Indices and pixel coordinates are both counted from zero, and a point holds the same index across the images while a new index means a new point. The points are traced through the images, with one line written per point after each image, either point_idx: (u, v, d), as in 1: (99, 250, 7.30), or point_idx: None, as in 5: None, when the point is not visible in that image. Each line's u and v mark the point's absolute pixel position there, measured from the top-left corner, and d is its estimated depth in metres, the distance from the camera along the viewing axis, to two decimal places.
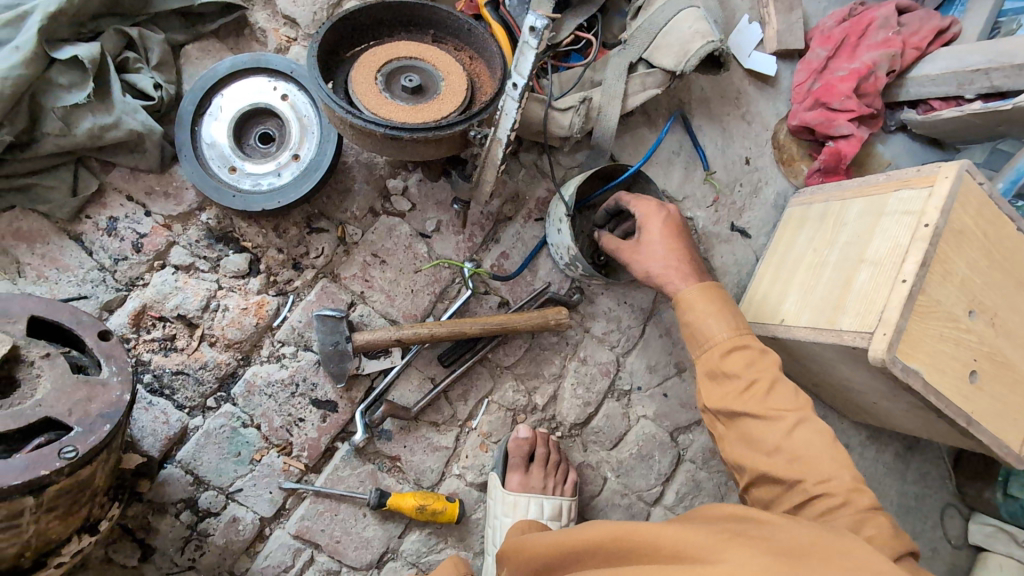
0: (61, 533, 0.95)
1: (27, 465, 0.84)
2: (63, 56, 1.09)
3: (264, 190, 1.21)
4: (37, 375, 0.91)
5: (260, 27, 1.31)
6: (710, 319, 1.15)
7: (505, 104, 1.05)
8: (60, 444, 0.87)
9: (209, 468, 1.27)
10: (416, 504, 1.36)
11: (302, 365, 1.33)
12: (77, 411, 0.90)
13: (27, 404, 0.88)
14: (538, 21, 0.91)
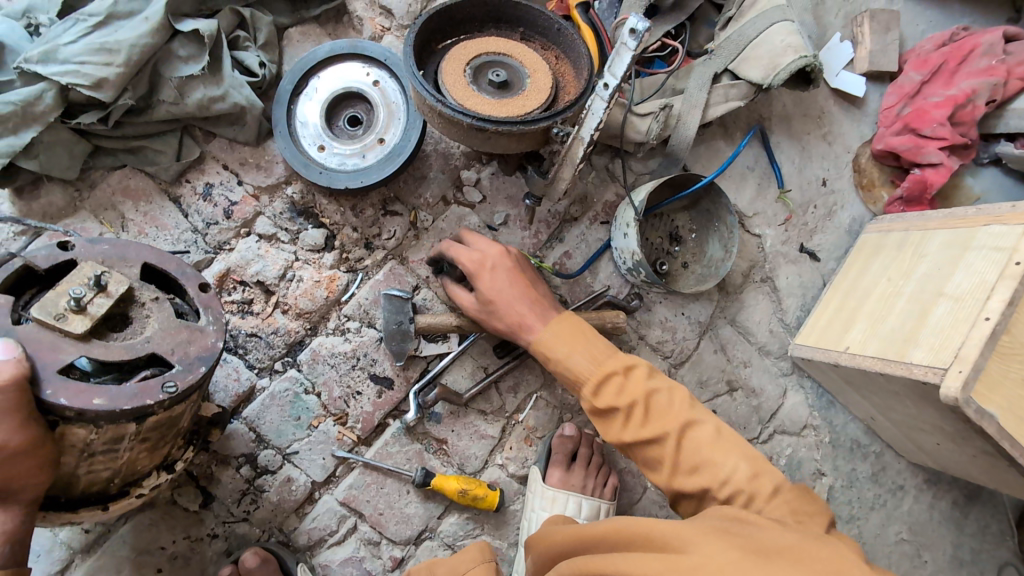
0: (145, 466, 1.01)
1: (136, 394, 0.86)
2: (184, 30, 1.18)
3: (348, 170, 1.27)
4: (147, 316, 0.94)
5: (358, 15, 1.37)
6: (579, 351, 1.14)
7: (592, 104, 1.07)
8: (165, 379, 0.89)
9: (271, 428, 1.34)
10: (459, 488, 1.39)
11: (365, 341, 1.39)
12: (178, 351, 0.92)
13: (138, 339, 0.91)
14: (640, 23, 0.92)
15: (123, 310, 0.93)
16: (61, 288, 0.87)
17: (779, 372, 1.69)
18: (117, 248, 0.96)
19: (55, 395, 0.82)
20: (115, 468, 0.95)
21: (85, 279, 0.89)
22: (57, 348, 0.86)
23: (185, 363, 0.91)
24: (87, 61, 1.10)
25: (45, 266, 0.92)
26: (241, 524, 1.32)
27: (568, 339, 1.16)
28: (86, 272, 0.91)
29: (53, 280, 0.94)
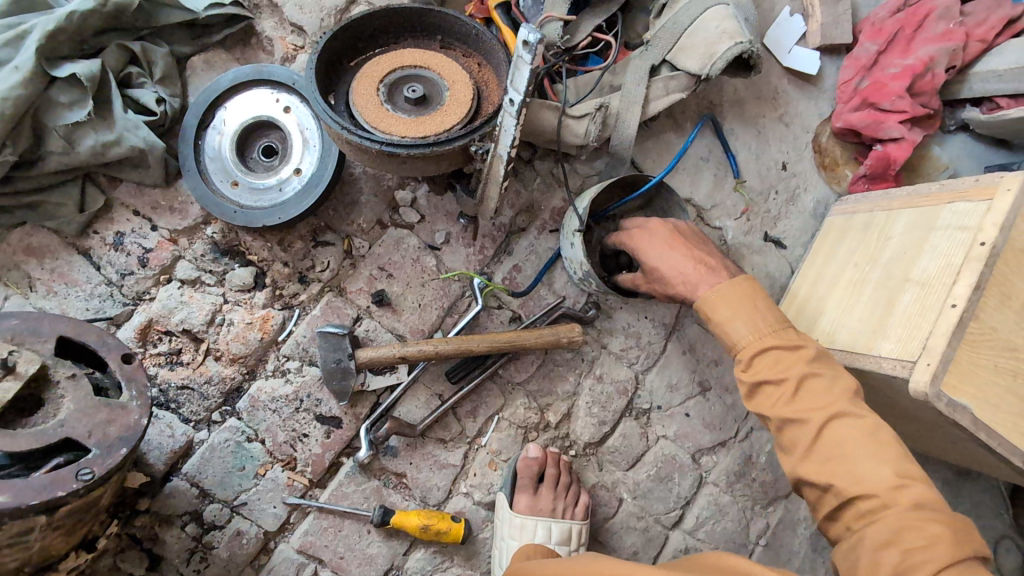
0: (63, 548, 0.99)
1: (47, 484, 0.86)
2: (63, 75, 1.09)
3: (266, 205, 1.19)
4: (61, 395, 0.93)
5: (267, 36, 1.28)
6: (674, 267, 1.15)
7: (503, 120, 0.99)
8: (77, 466, 0.88)
9: (214, 481, 1.28)
10: (420, 522, 1.33)
11: (306, 380, 1.31)
12: (96, 433, 0.92)
13: (51, 423, 0.91)
14: (531, 34, 0.86)
15: (36, 391, 0.93)
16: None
17: None
18: (29, 324, 0.95)
19: None
20: (27, 554, 0.94)
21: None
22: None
23: (103, 448, 0.91)
24: None
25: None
26: None
27: (727, 295, 1.08)
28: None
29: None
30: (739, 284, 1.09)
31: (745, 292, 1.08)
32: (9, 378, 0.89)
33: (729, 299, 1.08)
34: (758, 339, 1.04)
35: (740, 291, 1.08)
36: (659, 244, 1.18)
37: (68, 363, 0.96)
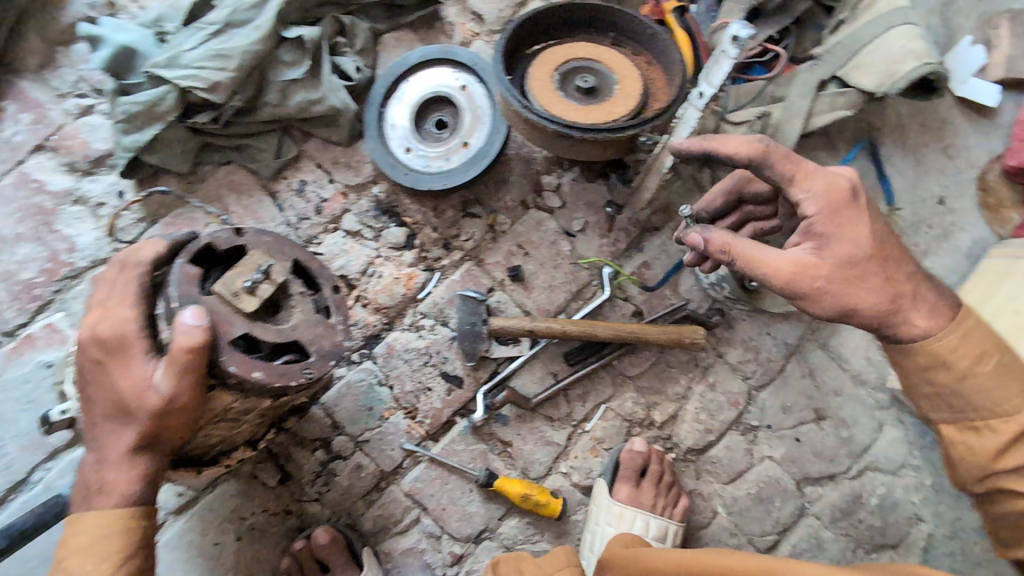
0: (243, 436, 1.14)
1: (283, 372, 1.01)
2: (291, 36, 1.25)
3: (432, 172, 1.29)
4: (293, 306, 1.08)
5: (451, 21, 1.40)
6: (871, 266, 0.93)
7: (685, 111, 1.09)
8: (303, 365, 1.04)
9: (346, 415, 1.40)
10: (524, 492, 1.40)
11: (438, 339, 1.41)
12: (316, 343, 1.07)
13: (285, 325, 1.06)
14: (743, 29, 0.95)
15: (275, 298, 1.07)
16: (239, 269, 1.02)
17: (874, 403, 1.55)
18: (276, 242, 1.11)
19: (229, 362, 0.95)
20: (223, 434, 1.08)
21: (256, 266, 1.05)
22: (227, 320, 0.99)
23: (322, 356, 1.06)
24: (205, 67, 1.14)
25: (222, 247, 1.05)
26: (311, 504, 1.40)
27: (952, 342, 0.91)
28: (255, 259, 1.06)
29: (217, 260, 1.07)
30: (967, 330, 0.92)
31: (985, 344, 0.91)
32: (265, 282, 1.04)
33: (965, 344, 0.91)
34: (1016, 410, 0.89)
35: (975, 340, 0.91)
36: (863, 216, 0.94)
37: (297, 282, 1.11)
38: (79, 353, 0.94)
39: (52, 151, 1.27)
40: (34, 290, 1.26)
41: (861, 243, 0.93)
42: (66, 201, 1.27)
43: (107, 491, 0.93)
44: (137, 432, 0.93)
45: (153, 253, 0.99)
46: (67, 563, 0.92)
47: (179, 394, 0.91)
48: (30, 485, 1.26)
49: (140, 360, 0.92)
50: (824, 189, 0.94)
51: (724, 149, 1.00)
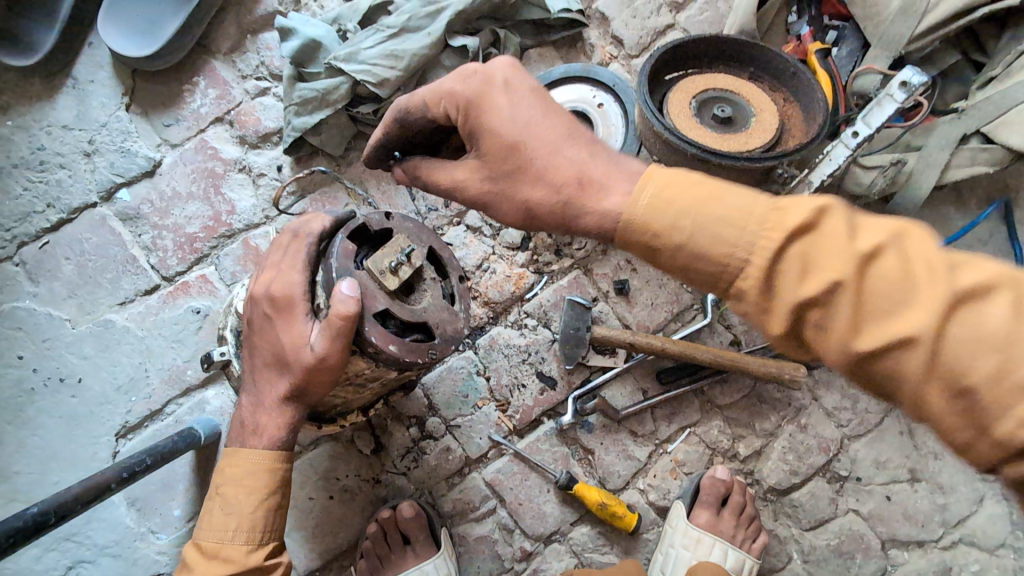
0: (360, 403, 1.26)
1: (414, 348, 1.07)
2: (453, 45, 1.30)
3: None
4: (424, 290, 1.15)
5: (592, 43, 1.48)
6: (719, 220, 0.70)
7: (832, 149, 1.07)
8: (430, 345, 1.10)
9: (443, 399, 1.48)
10: (601, 501, 1.42)
11: (538, 339, 1.48)
12: (442, 327, 1.13)
13: (418, 307, 1.12)
14: (918, 75, 0.96)
15: (411, 280, 1.14)
16: (387, 250, 1.09)
17: (975, 474, 1.48)
18: (417, 228, 1.18)
19: (371, 332, 1.04)
20: (346, 399, 1.21)
21: (400, 248, 1.10)
22: (373, 295, 1.07)
23: (447, 340, 1.12)
24: (378, 63, 1.26)
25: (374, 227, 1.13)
26: (399, 477, 1.48)
27: (845, 316, 0.66)
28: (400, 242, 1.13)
29: (368, 238, 1.15)
30: (851, 306, 0.66)
31: (915, 324, 0.63)
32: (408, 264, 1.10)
33: (965, 354, 0.61)
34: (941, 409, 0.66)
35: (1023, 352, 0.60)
36: (603, 153, 0.81)
37: (430, 267, 1.17)
38: (254, 308, 1.11)
39: (229, 124, 1.43)
40: (196, 243, 1.41)
41: (607, 199, 0.77)
42: (233, 168, 1.43)
43: (259, 432, 1.10)
44: (290, 382, 1.09)
45: (320, 227, 1.11)
46: (223, 493, 1.07)
47: (328, 356, 1.04)
48: (166, 415, 1.41)
49: (301, 322, 1.07)
50: (597, 156, 0.79)
51: (455, 88, 0.85)
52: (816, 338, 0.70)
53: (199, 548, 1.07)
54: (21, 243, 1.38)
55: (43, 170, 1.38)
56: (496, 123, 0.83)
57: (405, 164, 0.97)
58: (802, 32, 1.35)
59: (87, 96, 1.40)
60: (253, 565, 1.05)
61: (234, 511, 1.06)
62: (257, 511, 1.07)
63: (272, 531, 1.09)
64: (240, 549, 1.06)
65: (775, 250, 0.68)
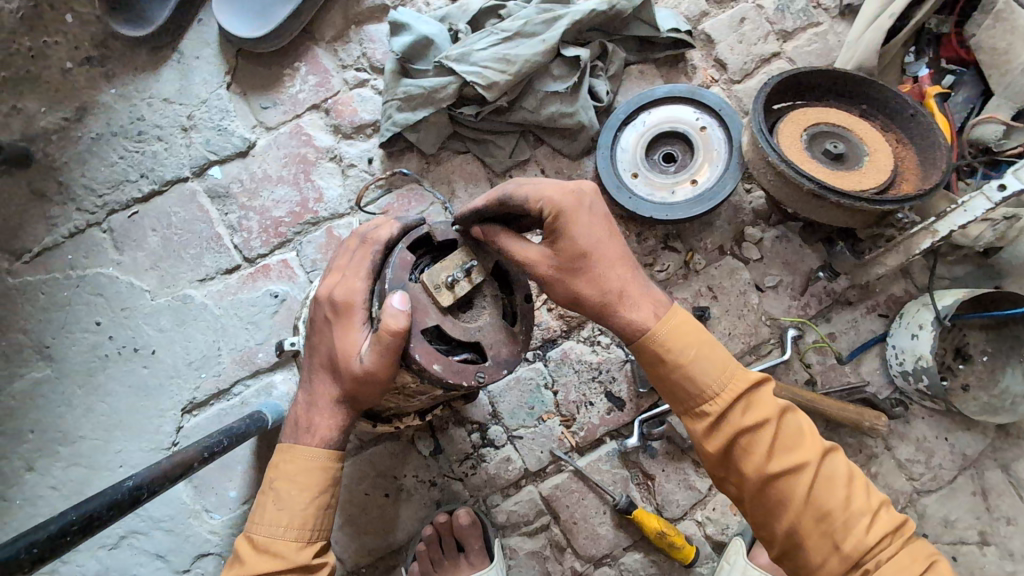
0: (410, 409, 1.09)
1: (457, 370, 0.86)
2: (566, 55, 1.32)
3: (655, 201, 1.34)
4: (484, 306, 0.94)
5: (694, 64, 1.45)
6: (707, 362, 0.90)
7: (971, 199, 1.06)
8: (479, 368, 0.87)
9: (507, 408, 1.47)
10: (659, 531, 1.38)
11: (610, 358, 1.47)
12: (496, 347, 0.90)
13: (471, 324, 0.91)
14: None
15: (470, 295, 0.94)
16: (446, 262, 0.90)
17: None
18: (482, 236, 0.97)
19: (415, 349, 0.84)
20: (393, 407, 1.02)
21: (460, 261, 0.91)
22: (423, 310, 0.88)
23: (500, 363, 0.89)
24: (488, 67, 1.26)
25: (438, 239, 0.94)
26: (455, 482, 1.45)
27: (765, 443, 0.87)
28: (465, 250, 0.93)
29: (432, 250, 0.96)
30: (772, 440, 0.87)
31: (803, 455, 0.87)
32: (468, 282, 0.90)
33: (833, 493, 0.86)
34: (834, 512, 0.85)
35: (853, 515, 0.85)
36: (648, 284, 0.94)
37: (492, 284, 0.96)
38: (314, 308, 0.92)
39: (325, 112, 1.43)
40: (280, 227, 1.41)
41: (637, 313, 0.91)
42: (324, 157, 1.42)
43: (311, 430, 0.88)
44: (339, 391, 0.89)
45: (391, 234, 0.91)
46: (275, 484, 0.86)
47: (376, 372, 0.84)
48: (232, 395, 1.40)
49: (357, 329, 0.87)
50: (643, 283, 0.93)
51: (556, 197, 0.89)
52: (736, 459, 0.89)
53: (249, 540, 0.84)
54: (112, 210, 1.39)
55: (140, 140, 1.40)
56: (579, 234, 0.90)
57: (484, 229, 0.92)
58: (919, 74, 1.33)
59: (190, 72, 1.42)
60: (302, 565, 0.83)
61: (286, 506, 0.84)
62: (309, 509, 0.86)
63: (323, 530, 0.87)
64: (290, 545, 0.83)
65: (737, 393, 0.88)
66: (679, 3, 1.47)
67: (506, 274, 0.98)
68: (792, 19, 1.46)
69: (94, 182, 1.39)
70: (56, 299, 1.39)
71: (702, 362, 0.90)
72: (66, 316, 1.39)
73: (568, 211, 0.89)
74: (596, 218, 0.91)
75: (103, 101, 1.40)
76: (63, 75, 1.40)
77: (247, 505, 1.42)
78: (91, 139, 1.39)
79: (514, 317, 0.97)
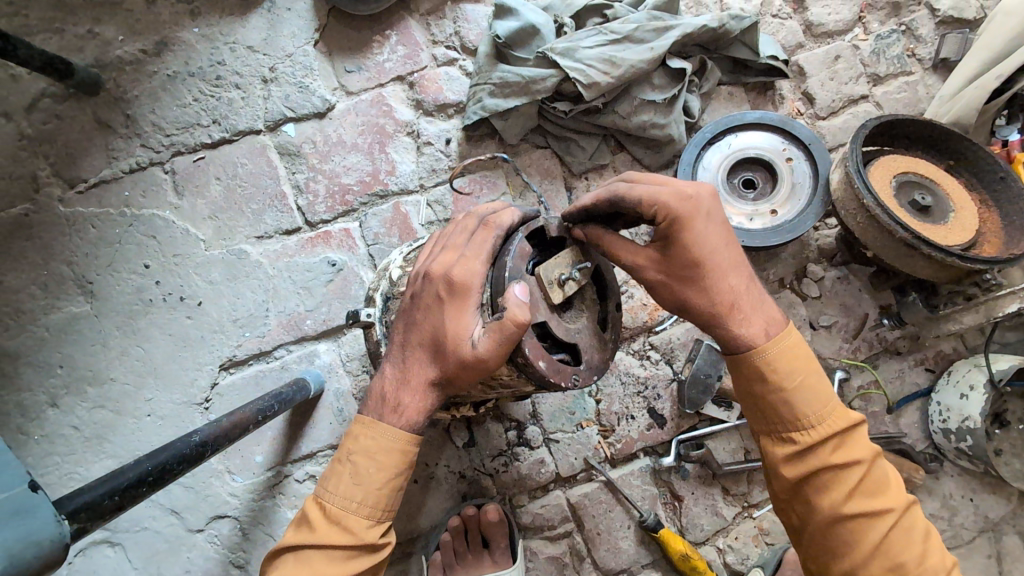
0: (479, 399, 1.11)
1: (558, 369, 0.88)
2: (671, 66, 1.31)
3: (732, 224, 1.33)
4: (580, 310, 0.96)
5: (782, 94, 1.45)
6: (808, 392, 0.88)
7: None
8: (576, 370, 0.90)
9: (548, 409, 1.45)
10: (682, 553, 1.37)
11: (657, 374, 1.46)
12: (589, 353, 0.93)
13: (570, 325, 0.93)
14: None
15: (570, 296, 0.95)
16: (559, 259, 0.90)
17: None
18: None
19: (525, 343, 0.85)
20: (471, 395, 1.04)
21: (572, 261, 0.91)
22: (535, 305, 0.88)
23: (592, 370, 0.92)
24: (593, 66, 1.26)
25: (551, 234, 0.93)
26: (484, 477, 1.43)
27: (850, 482, 0.84)
28: (578, 250, 0.92)
29: (542, 244, 0.95)
30: (858, 482, 0.85)
31: (888, 503, 0.84)
32: (578, 282, 0.90)
33: (908, 547, 0.83)
34: (909, 568, 0.82)
35: (926, 573, 0.82)
36: (761, 303, 0.92)
37: (590, 288, 0.98)
38: (424, 283, 0.90)
39: (410, 85, 1.40)
40: (347, 195, 1.37)
41: (745, 329, 0.89)
42: (402, 130, 1.39)
43: (399, 410, 0.89)
44: (438, 371, 0.88)
45: (514, 223, 0.90)
46: (354, 458, 0.87)
47: (487, 360, 0.83)
48: (274, 357, 1.35)
49: (471, 312, 0.86)
50: (755, 302, 0.91)
51: (673, 200, 0.86)
52: (813, 492, 0.87)
53: (321, 506, 0.87)
54: (177, 152, 1.35)
55: (217, 85, 1.36)
56: (694, 242, 0.87)
57: (587, 233, 0.92)
58: (1009, 138, 1.33)
59: (279, 23, 1.38)
60: (370, 543, 0.85)
61: (363, 483, 0.86)
62: (383, 489, 0.87)
63: (392, 509, 0.89)
64: (361, 521, 0.86)
65: (833, 428, 0.86)
66: (777, 31, 1.46)
67: (605, 278, 0.99)
68: (886, 64, 1.46)
69: (163, 121, 1.34)
70: (106, 235, 1.32)
71: (804, 396, 0.87)
72: (114, 252, 1.32)
73: (686, 218, 0.86)
74: (713, 229, 0.88)
75: (184, 38, 1.36)
76: (147, 7, 1.36)
77: (272, 472, 1.34)
78: (167, 76, 1.35)
79: (604, 323, 0.99)
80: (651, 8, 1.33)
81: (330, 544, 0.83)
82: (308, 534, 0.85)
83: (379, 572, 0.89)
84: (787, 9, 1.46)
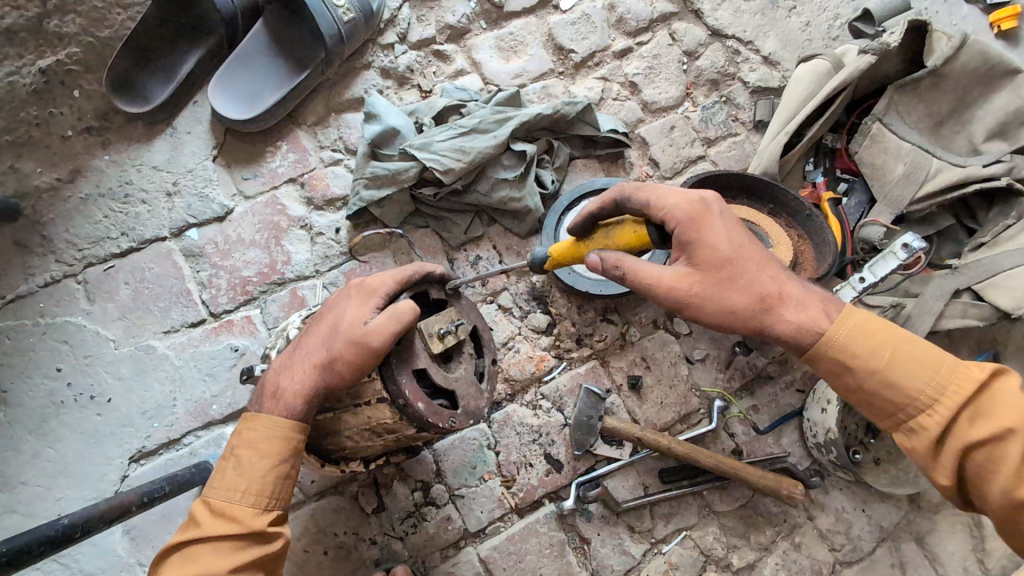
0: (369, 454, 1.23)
1: (435, 413, 1.05)
2: (515, 149, 1.52)
3: (594, 278, 1.57)
4: (459, 362, 1.15)
5: (631, 162, 1.67)
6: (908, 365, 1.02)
7: (841, 291, 1.32)
8: (453, 414, 1.08)
9: (451, 467, 1.51)
10: (642, 223, 1.15)
11: (550, 422, 1.55)
12: (471, 401, 1.12)
13: (453, 373, 1.12)
14: (915, 241, 1.25)
15: (451, 350, 1.15)
16: (441, 315, 1.11)
17: None
18: (467, 307, 1.19)
19: (404, 385, 1.04)
20: (352, 447, 1.16)
21: (452, 317, 1.13)
22: (416, 352, 1.07)
23: (468, 413, 1.10)
24: (447, 155, 1.46)
25: (435, 297, 1.17)
26: (394, 541, 1.47)
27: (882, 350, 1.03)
28: (455, 312, 1.14)
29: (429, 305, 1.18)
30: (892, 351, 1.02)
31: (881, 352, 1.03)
32: (456, 335, 1.12)
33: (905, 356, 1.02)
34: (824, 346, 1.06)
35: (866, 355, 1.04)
36: (722, 227, 1.09)
37: (470, 344, 1.18)
38: (343, 290, 1.13)
39: (301, 185, 1.59)
40: (247, 286, 1.51)
41: (801, 314, 1.08)
42: (296, 225, 1.56)
43: (280, 398, 1.04)
44: (325, 355, 1.05)
45: (433, 270, 1.14)
46: (238, 452, 1.01)
47: (374, 338, 1.00)
48: (182, 445, 1.42)
49: (370, 305, 1.06)
50: (804, 294, 1.09)
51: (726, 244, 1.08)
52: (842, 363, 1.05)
53: (208, 504, 1.00)
54: (89, 264, 1.49)
55: (125, 202, 1.53)
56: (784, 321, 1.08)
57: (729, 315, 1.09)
58: (816, 181, 1.58)
59: (181, 145, 1.59)
60: (257, 529, 0.98)
61: (246, 473, 1.00)
62: (267, 478, 1.01)
63: (278, 497, 1.02)
64: (247, 510, 0.99)
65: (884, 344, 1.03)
66: (619, 110, 1.71)
67: (481, 338, 1.20)
68: (714, 128, 1.70)
69: (76, 238, 1.50)
70: (20, 345, 1.42)
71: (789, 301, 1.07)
72: (26, 361, 1.42)
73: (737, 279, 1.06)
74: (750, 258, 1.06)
75: (96, 165, 1.55)
76: (62, 141, 1.54)
77: None
78: (80, 199, 1.52)
79: (479, 373, 1.20)
80: (496, 103, 1.57)
81: (217, 536, 0.96)
82: (197, 530, 0.98)
83: (276, 556, 1.02)
84: (624, 93, 1.72)
